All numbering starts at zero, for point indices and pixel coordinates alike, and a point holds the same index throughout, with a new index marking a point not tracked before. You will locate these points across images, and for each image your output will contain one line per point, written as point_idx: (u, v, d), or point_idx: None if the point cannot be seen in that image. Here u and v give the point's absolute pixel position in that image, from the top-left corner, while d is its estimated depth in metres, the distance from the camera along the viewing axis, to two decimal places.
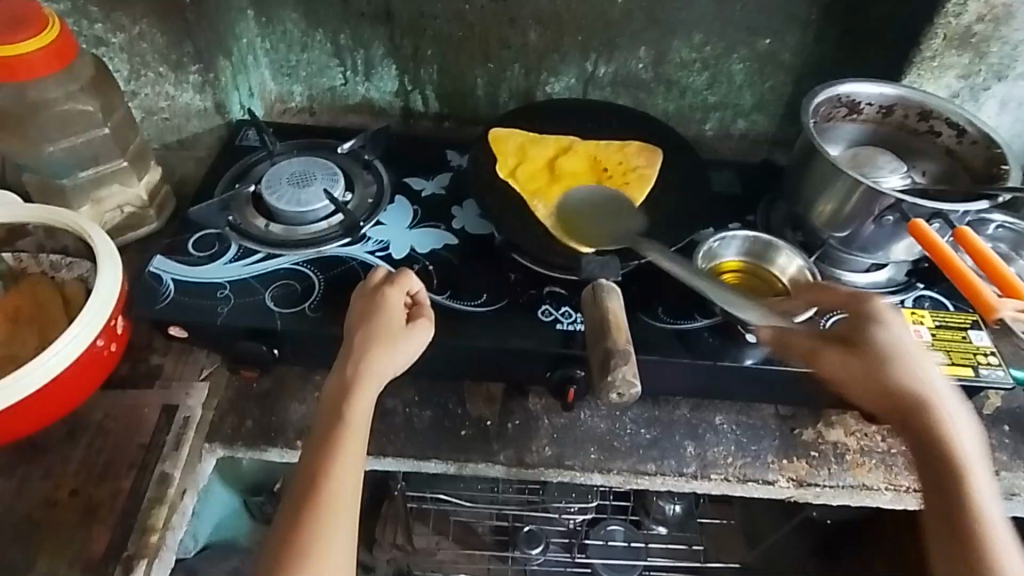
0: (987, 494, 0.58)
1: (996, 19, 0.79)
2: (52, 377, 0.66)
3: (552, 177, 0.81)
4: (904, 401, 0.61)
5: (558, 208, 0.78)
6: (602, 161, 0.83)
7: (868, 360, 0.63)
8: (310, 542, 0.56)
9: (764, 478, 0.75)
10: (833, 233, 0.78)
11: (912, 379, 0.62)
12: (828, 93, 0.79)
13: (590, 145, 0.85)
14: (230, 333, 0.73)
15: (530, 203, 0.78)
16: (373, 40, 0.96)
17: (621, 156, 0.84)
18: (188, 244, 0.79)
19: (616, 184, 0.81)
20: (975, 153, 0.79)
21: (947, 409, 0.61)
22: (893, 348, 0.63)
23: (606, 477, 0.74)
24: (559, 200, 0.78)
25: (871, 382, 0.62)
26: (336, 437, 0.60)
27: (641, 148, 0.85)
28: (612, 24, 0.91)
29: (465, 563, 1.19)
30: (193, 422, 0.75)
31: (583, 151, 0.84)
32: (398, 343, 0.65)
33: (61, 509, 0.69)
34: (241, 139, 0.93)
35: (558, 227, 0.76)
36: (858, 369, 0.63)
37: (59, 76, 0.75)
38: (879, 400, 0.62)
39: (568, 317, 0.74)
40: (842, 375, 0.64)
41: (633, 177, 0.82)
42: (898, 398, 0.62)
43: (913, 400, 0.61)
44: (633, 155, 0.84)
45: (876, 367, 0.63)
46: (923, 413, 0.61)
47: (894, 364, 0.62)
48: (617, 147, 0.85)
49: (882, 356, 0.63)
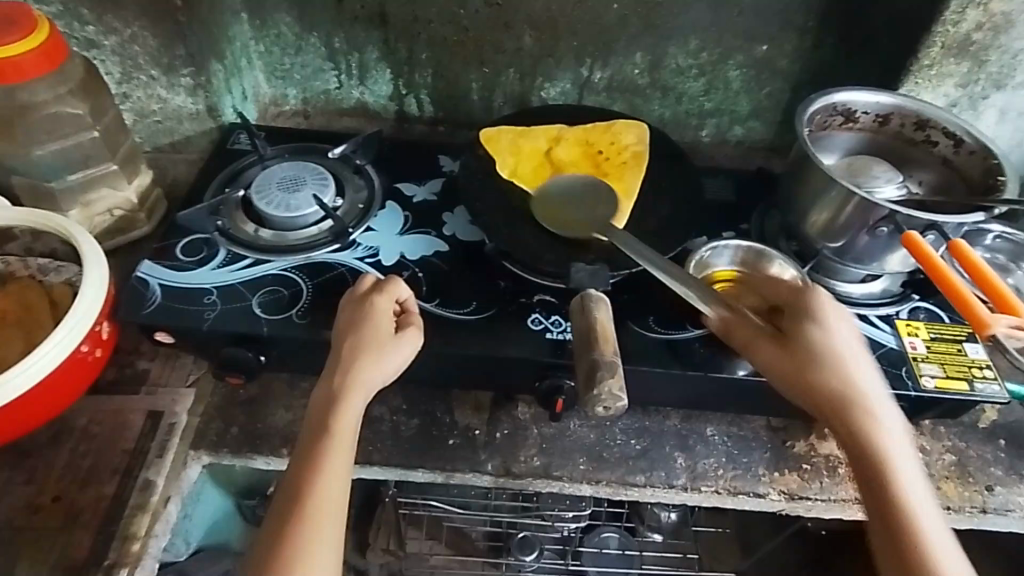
0: (916, 486, 0.55)
1: (995, 28, 0.78)
2: (36, 383, 0.65)
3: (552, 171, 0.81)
4: (838, 398, 0.58)
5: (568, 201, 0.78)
6: (594, 143, 0.85)
7: (802, 355, 0.60)
8: (294, 557, 0.55)
9: (755, 490, 0.74)
10: (826, 243, 0.77)
11: (847, 376, 0.59)
12: (824, 101, 0.79)
13: (578, 133, 0.86)
14: (216, 339, 0.72)
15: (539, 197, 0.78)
16: (368, 44, 0.95)
17: (612, 135, 0.85)
18: (176, 248, 0.79)
19: (614, 165, 0.82)
20: (972, 164, 0.78)
21: (882, 407, 0.58)
22: (831, 345, 0.61)
23: (594, 488, 0.73)
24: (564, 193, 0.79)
25: (812, 378, 0.59)
26: (322, 450, 0.59)
27: (629, 124, 0.86)
28: (607, 30, 0.90)
29: (458, 568, 1.18)
30: (178, 428, 0.75)
31: (574, 140, 0.85)
32: (386, 353, 0.64)
33: (43, 516, 0.69)
34: (233, 142, 0.92)
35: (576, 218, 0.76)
36: (795, 368, 0.60)
37: (50, 78, 0.75)
38: (813, 399, 0.59)
39: (558, 326, 0.73)
40: (781, 371, 0.60)
41: (628, 155, 0.83)
42: (835, 395, 0.58)
43: (849, 396, 0.58)
44: (623, 133, 0.85)
45: (814, 364, 0.60)
46: (854, 410, 0.58)
47: (826, 364, 0.59)
48: (604, 129, 0.86)
49: (819, 353, 0.60)
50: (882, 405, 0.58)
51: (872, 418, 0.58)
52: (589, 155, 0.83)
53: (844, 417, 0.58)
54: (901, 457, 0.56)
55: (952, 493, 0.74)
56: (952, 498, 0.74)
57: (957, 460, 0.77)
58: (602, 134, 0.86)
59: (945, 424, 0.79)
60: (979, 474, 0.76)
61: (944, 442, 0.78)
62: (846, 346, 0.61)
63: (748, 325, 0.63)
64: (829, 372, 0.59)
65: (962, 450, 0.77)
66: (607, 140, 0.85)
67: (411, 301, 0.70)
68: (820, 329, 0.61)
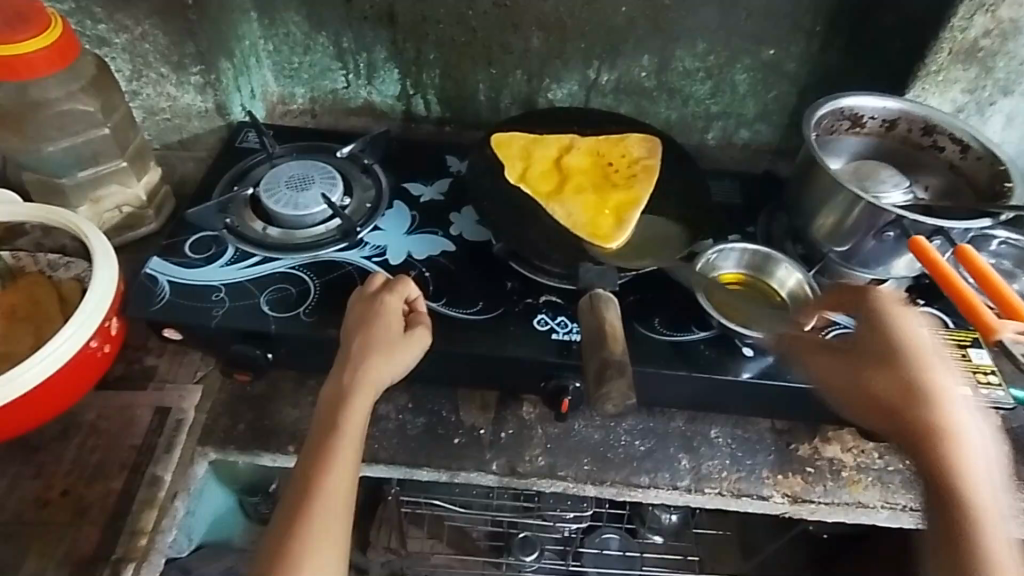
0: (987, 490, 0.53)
1: (1002, 34, 0.78)
2: (45, 377, 0.65)
3: (560, 178, 0.81)
4: (899, 403, 0.57)
5: (574, 208, 0.78)
6: (604, 155, 0.85)
7: (858, 362, 0.61)
8: (300, 555, 0.55)
9: (759, 493, 0.74)
10: (832, 247, 0.77)
11: (926, 377, 0.57)
12: (832, 105, 0.79)
13: (589, 141, 0.86)
14: (224, 336, 0.73)
15: (546, 205, 0.78)
16: (376, 44, 0.95)
17: (623, 148, 0.85)
18: (185, 245, 0.79)
19: (624, 176, 0.82)
20: (978, 170, 0.78)
21: (962, 414, 0.56)
22: (902, 350, 0.59)
23: (599, 488, 0.74)
24: (573, 198, 0.79)
25: (869, 380, 0.59)
26: (330, 446, 0.60)
27: (640, 137, 0.87)
28: (616, 31, 0.90)
29: (460, 567, 1.17)
30: (185, 425, 0.75)
31: (584, 149, 0.85)
32: (397, 354, 0.65)
33: (51, 510, 0.69)
34: (242, 141, 0.93)
35: (582, 229, 0.76)
36: (839, 377, 0.62)
37: (61, 76, 0.75)
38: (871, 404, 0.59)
39: (564, 326, 0.74)
40: (829, 380, 0.62)
41: (638, 167, 0.83)
42: (897, 400, 0.57)
43: (915, 401, 0.56)
44: (635, 146, 0.86)
45: (878, 367, 0.59)
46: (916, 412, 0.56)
47: (892, 367, 0.58)
48: (616, 140, 0.86)
49: (882, 357, 0.59)
50: (962, 413, 0.56)
51: (946, 421, 0.55)
52: (599, 165, 0.83)
53: (909, 424, 0.56)
54: (979, 472, 0.54)
55: None
56: None
57: None
58: (613, 144, 0.86)
59: None
60: None
61: None
62: (924, 351, 0.59)
63: (807, 336, 0.66)
64: (898, 393, 0.57)
65: None
66: (619, 151, 0.85)
67: (422, 305, 0.71)
68: (888, 344, 0.59)
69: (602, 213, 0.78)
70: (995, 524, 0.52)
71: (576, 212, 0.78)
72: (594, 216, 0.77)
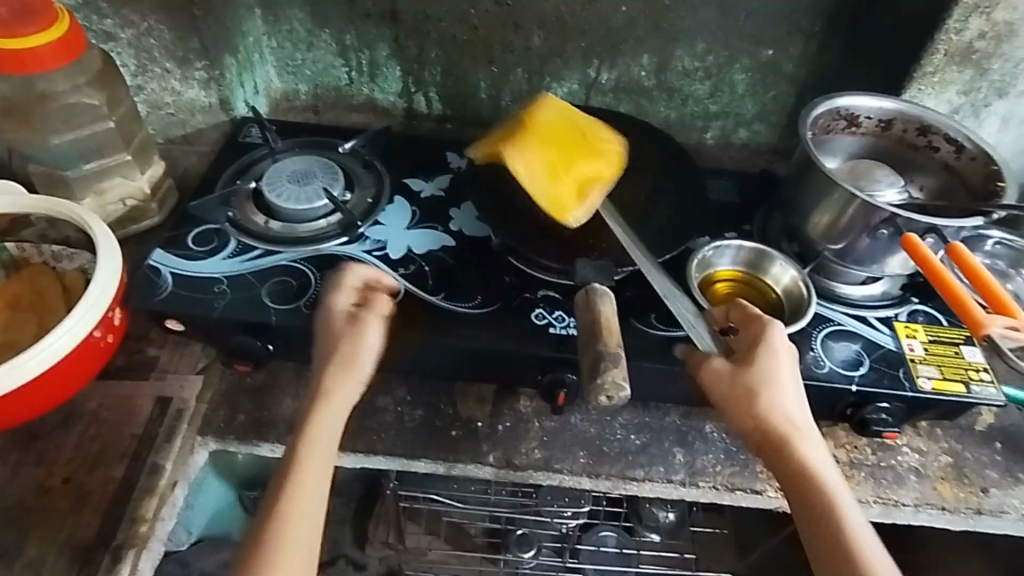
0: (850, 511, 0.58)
1: (998, 37, 0.79)
2: (48, 366, 0.66)
3: (530, 128, 0.77)
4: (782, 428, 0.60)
5: (541, 169, 0.75)
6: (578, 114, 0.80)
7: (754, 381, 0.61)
8: (263, 553, 0.54)
9: (753, 487, 0.75)
10: (828, 245, 0.78)
11: (772, 401, 0.61)
12: (827, 105, 0.80)
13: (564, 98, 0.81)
14: (225, 326, 0.74)
15: (510, 159, 0.74)
16: (379, 41, 0.96)
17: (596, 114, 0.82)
18: (188, 237, 0.80)
19: (594, 141, 0.79)
20: (973, 170, 0.79)
21: (808, 439, 0.60)
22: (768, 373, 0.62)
23: (594, 481, 0.74)
24: (539, 158, 0.75)
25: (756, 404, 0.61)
26: (298, 448, 0.60)
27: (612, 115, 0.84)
28: (615, 31, 0.91)
29: (456, 563, 1.16)
30: (186, 414, 0.76)
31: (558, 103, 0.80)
32: (362, 357, 0.64)
33: (52, 497, 0.70)
34: (245, 136, 0.94)
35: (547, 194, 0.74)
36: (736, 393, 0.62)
37: (67, 69, 0.76)
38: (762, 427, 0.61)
39: (561, 321, 0.75)
40: (727, 394, 0.62)
41: (608, 136, 0.81)
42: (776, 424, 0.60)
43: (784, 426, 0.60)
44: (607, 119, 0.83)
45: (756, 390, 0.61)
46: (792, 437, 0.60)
47: (768, 392, 0.61)
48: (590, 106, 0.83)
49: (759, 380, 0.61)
50: (807, 436, 0.61)
51: (798, 446, 0.60)
52: (570, 122, 0.79)
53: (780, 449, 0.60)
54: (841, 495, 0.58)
55: (947, 494, 0.75)
56: (946, 499, 0.74)
57: (953, 462, 0.78)
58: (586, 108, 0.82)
59: (941, 426, 0.80)
60: (975, 476, 0.77)
61: (941, 444, 0.79)
62: (780, 376, 0.62)
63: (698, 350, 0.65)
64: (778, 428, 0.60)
65: (958, 452, 0.78)
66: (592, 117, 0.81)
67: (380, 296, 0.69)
68: (761, 375, 0.62)
69: (567, 180, 0.75)
70: (865, 540, 0.56)
71: (540, 174, 0.75)
72: (557, 183, 0.75)
